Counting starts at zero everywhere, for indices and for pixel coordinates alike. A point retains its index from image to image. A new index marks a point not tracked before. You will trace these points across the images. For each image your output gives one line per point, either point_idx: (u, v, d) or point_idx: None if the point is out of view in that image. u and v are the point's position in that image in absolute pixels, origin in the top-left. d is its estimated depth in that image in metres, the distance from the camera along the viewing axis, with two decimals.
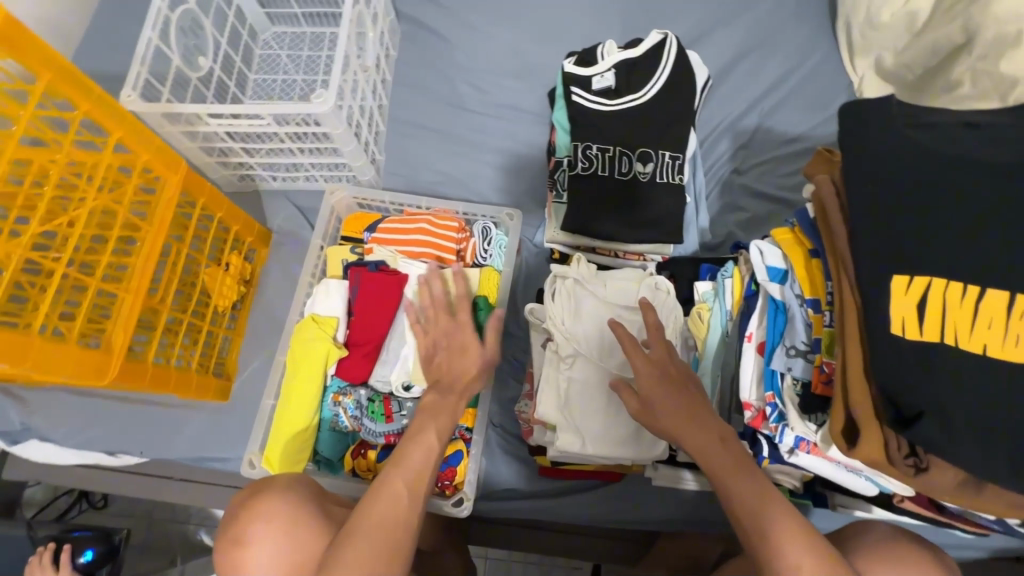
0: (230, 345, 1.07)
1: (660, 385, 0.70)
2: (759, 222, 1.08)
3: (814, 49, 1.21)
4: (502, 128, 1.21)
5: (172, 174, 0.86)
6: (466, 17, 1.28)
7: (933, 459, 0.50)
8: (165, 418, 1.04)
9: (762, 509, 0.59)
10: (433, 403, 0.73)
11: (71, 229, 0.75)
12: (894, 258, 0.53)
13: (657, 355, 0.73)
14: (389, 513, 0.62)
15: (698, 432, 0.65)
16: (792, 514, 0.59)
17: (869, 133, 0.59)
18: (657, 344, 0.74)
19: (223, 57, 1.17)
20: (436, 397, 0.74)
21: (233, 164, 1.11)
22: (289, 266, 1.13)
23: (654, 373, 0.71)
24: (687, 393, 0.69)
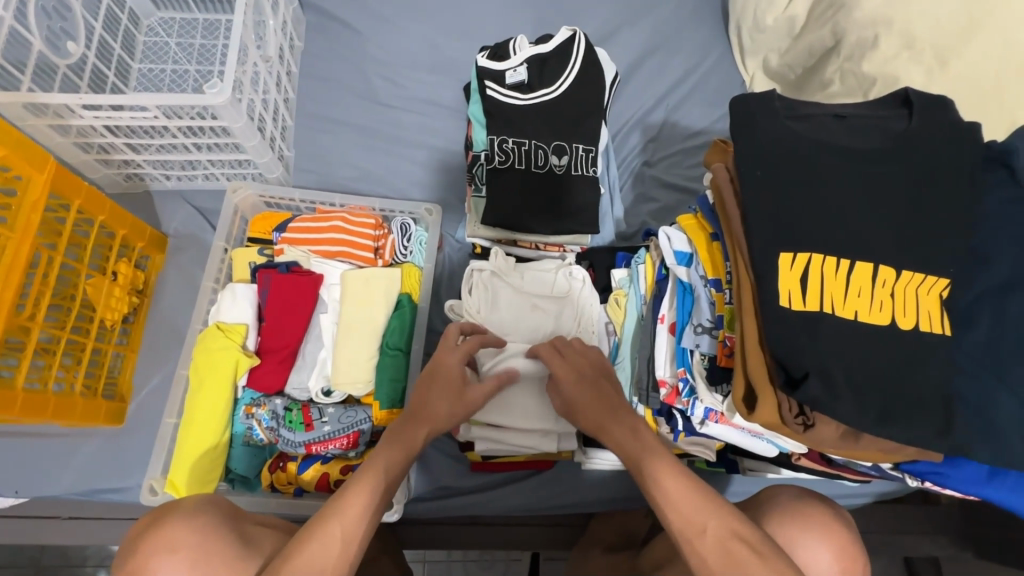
0: (123, 363, 0.97)
1: (581, 385, 0.73)
2: (669, 211, 1.14)
3: (711, 49, 1.30)
4: (418, 123, 1.19)
5: (37, 172, 0.76)
6: (375, 8, 1.25)
7: (818, 415, 0.55)
8: (46, 450, 0.92)
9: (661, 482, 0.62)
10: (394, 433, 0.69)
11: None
12: (780, 236, 0.58)
13: (579, 356, 0.76)
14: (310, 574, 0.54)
15: (619, 422, 0.69)
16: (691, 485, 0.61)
17: (755, 123, 0.64)
18: (573, 346, 0.77)
19: (99, 43, 1.05)
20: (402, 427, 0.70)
21: (117, 163, 1.00)
22: (189, 273, 1.04)
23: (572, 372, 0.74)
24: (607, 387, 0.73)
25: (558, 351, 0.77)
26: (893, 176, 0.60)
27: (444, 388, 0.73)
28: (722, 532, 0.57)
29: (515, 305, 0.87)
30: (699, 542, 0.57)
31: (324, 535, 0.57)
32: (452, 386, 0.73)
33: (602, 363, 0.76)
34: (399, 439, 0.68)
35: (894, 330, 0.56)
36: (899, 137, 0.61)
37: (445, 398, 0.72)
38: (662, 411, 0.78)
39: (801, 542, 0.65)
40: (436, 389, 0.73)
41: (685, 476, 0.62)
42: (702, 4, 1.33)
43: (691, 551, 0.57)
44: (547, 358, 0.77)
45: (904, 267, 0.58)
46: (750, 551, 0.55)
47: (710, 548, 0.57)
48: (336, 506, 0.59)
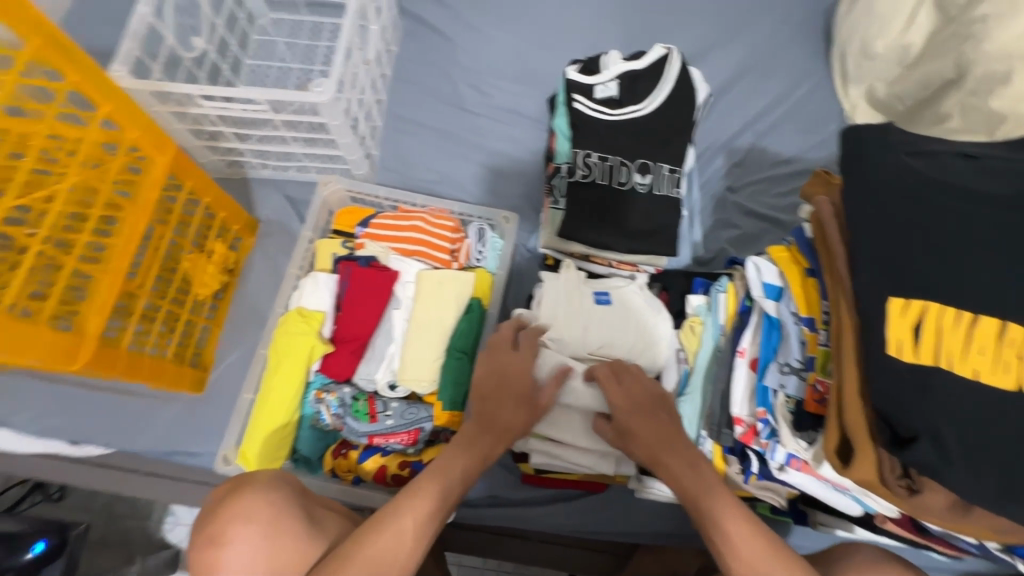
0: (209, 336, 1.04)
1: (635, 414, 0.72)
2: (751, 239, 1.09)
3: (809, 74, 1.24)
4: (500, 131, 1.20)
5: (160, 155, 0.82)
6: (469, 17, 1.28)
7: (927, 482, 0.51)
8: (135, 409, 1.00)
9: (722, 525, 0.60)
10: (472, 434, 0.72)
11: (33, 200, 0.69)
12: (893, 281, 0.54)
13: (633, 381, 0.75)
14: (386, 558, 0.56)
15: (675, 453, 0.68)
16: (760, 535, 0.58)
17: (870, 155, 0.60)
18: (629, 372, 0.76)
19: (219, 40, 1.14)
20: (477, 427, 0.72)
21: (222, 150, 1.08)
22: (275, 257, 1.10)
23: (626, 401, 0.73)
24: (667, 421, 0.72)
25: (615, 376, 0.76)
26: None
27: (514, 392, 0.74)
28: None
29: (591, 323, 0.84)
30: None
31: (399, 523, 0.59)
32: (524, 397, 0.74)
33: (661, 392, 0.75)
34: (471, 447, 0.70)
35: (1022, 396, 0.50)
36: None
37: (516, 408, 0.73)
38: (735, 451, 0.73)
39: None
40: (510, 395, 0.74)
41: (750, 521, 0.59)
42: (802, 27, 1.28)
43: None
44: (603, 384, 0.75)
45: None
46: None
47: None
48: (407, 500, 0.61)
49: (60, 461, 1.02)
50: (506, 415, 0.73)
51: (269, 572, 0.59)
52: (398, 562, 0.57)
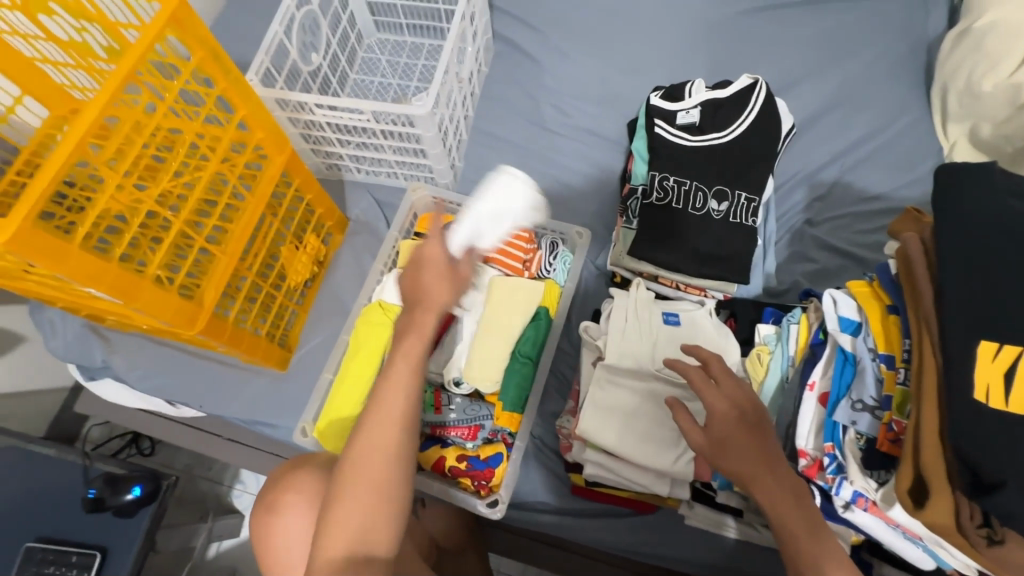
0: (296, 320, 1.14)
1: (737, 425, 0.67)
2: (828, 275, 1.06)
3: (906, 110, 1.19)
4: (578, 150, 1.25)
5: (278, 153, 0.93)
6: (558, 43, 1.34)
7: (1010, 532, 0.49)
8: (227, 378, 1.11)
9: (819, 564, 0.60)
10: (405, 325, 0.72)
11: (175, 187, 0.81)
12: (987, 324, 0.52)
13: (731, 386, 0.71)
14: (371, 466, 0.65)
15: (774, 479, 0.65)
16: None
17: (967, 194, 0.58)
18: (729, 377, 0.72)
19: (331, 55, 1.27)
20: (407, 316, 0.72)
21: (325, 153, 1.20)
22: (360, 254, 1.19)
23: (728, 413, 0.68)
24: (764, 434, 0.68)
25: (712, 380, 0.72)
26: None
27: (433, 274, 0.72)
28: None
29: (658, 342, 0.86)
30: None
31: (372, 429, 0.67)
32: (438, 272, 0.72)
33: (757, 404, 0.70)
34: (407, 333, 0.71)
35: None
36: None
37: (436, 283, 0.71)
38: None
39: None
40: (421, 276, 0.72)
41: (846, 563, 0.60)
42: (900, 62, 1.23)
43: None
44: (700, 387, 0.71)
45: None
46: None
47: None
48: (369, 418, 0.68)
49: (161, 418, 1.16)
50: (433, 295, 0.71)
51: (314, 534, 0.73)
52: (384, 468, 0.65)
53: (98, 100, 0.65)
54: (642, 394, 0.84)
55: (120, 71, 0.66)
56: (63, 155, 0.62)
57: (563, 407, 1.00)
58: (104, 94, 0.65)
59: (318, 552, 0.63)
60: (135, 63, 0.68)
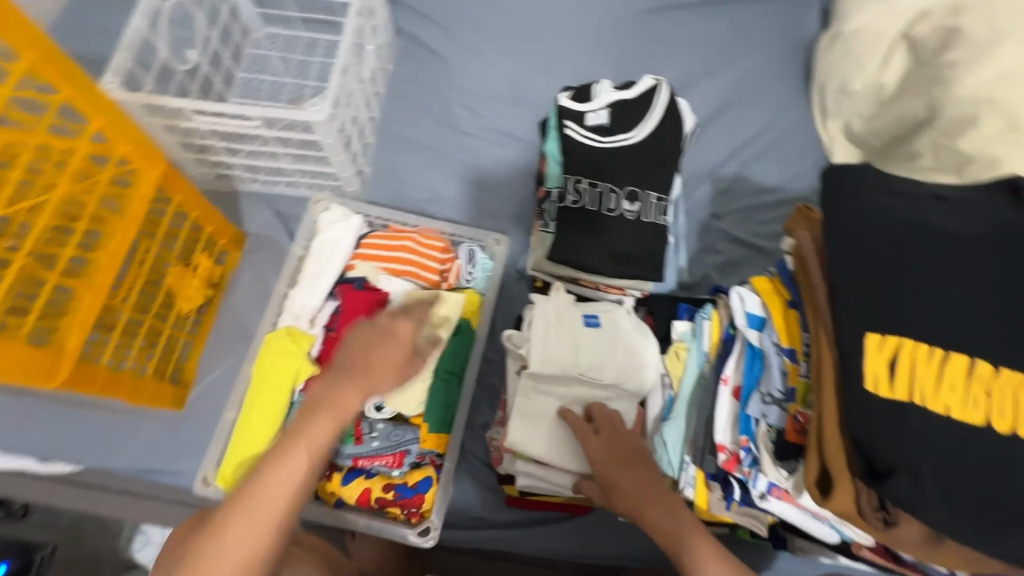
0: (191, 351, 1.02)
1: (612, 465, 0.76)
2: (733, 266, 1.13)
3: (792, 106, 1.28)
4: (492, 152, 1.22)
5: (149, 168, 0.81)
6: (465, 40, 1.30)
7: (901, 514, 0.53)
8: (111, 425, 0.97)
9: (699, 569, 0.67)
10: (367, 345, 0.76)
11: (18, 214, 0.69)
12: (872, 319, 0.56)
13: (608, 426, 0.79)
14: (311, 455, 0.70)
15: (655, 506, 0.73)
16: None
17: (850, 195, 0.62)
18: (606, 420, 0.80)
19: (212, 52, 1.14)
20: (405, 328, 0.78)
21: (211, 162, 1.08)
22: (262, 272, 1.09)
23: (606, 456, 0.77)
24: (641, 463, 0.77)
25: (591, 430, 0.80)
26: (999, 267, 0.57)
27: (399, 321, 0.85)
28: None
29: (581, 345, 0.85)
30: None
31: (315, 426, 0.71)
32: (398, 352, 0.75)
33: (635, 441, 0.79)
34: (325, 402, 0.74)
35: (990, 431, 0.52)
36: (1007, 227, 0.59)
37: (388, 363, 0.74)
38: (716, 477, 0.73)
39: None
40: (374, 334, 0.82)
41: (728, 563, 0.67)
42: (785, 61, 1.33)
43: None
44: (580, 440, 0.79)
45: (1004, 364, 0.55)
46: None
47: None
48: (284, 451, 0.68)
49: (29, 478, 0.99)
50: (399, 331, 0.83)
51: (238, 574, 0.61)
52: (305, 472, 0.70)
53: None
54: (568, 400, 0.84)
55: None
56: None
57: (493, 418, 0.98)
58: None
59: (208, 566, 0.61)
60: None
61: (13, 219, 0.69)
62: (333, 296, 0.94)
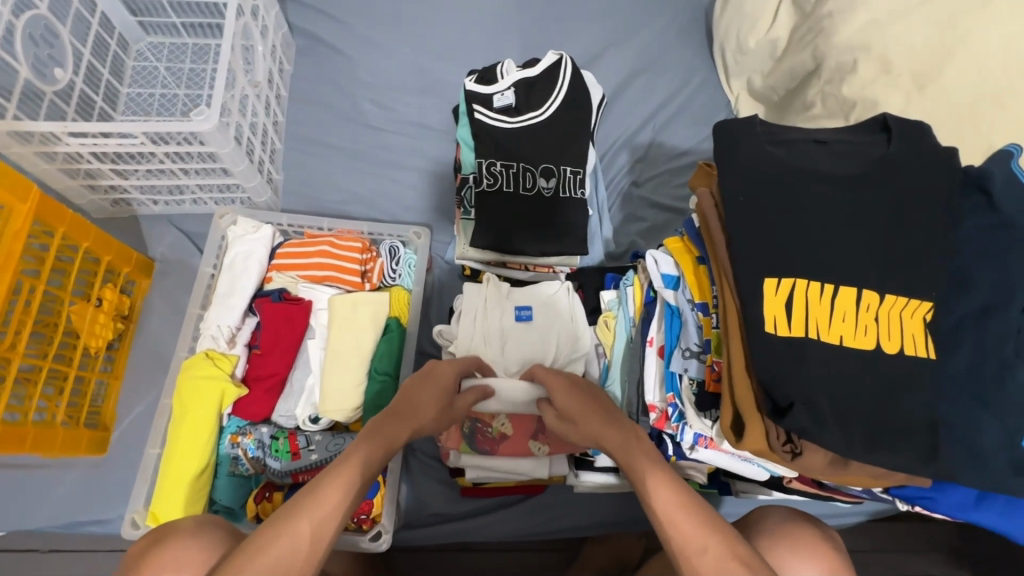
0: (107, 391, 0.95)
1: (572, 398, 0.74)
2: (657, 231, 1.16)
3: (696, 70, 1.32)
4: (408, 144, 1.19)
5: (20, 202, 0.75)
6: (366, 32, 1.26)
7: (806, 443, 0.55)
8: (27, 483, 0.90)
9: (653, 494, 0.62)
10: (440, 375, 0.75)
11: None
12: (765, 264, 0.59)
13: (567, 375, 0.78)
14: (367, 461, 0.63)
15: (614, 430, 0.69)
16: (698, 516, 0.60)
17: (737, 148, 0.65)
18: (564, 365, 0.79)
19: (87, 69, 1.05)
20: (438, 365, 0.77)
21: (103, 188, 1.00)
22: (177, 297, 1.03)
23: (569, 391, 0.74)
24: (599, 399, 0.74)
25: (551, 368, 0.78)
26: (876, 202, 0.61)
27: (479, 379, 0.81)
28: (723, 553, 0.56)
29: (511, 337, 0.86)
30: (698, 560, 0.57)
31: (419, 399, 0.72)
32: (439, 392, 0.73)
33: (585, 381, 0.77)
34: (379, 436, 0.66)
35: (879, 354, 0.56)
36: (878, 162, 0.63)
37: (430, 403, 0.72)
38: (652, 435, 0.76)
39: (790, 567, 0.61)
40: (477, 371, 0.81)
41: (682, 491, 0.62)
42: (686, 26, 1.36)
43: (691, 569, 0.56)
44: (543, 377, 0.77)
45: (887, 290, 0.58)
46: (746, 569, 0.55)
47: (710, 566, 0.56)
48: (266, 531, 0.54)
49: None
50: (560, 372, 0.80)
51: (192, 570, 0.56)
52: (336, 500, 0.58)
53: None
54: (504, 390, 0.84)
55: None
56: None
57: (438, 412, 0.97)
58: None
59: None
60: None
61: None
62: (254, 311, 0.90)
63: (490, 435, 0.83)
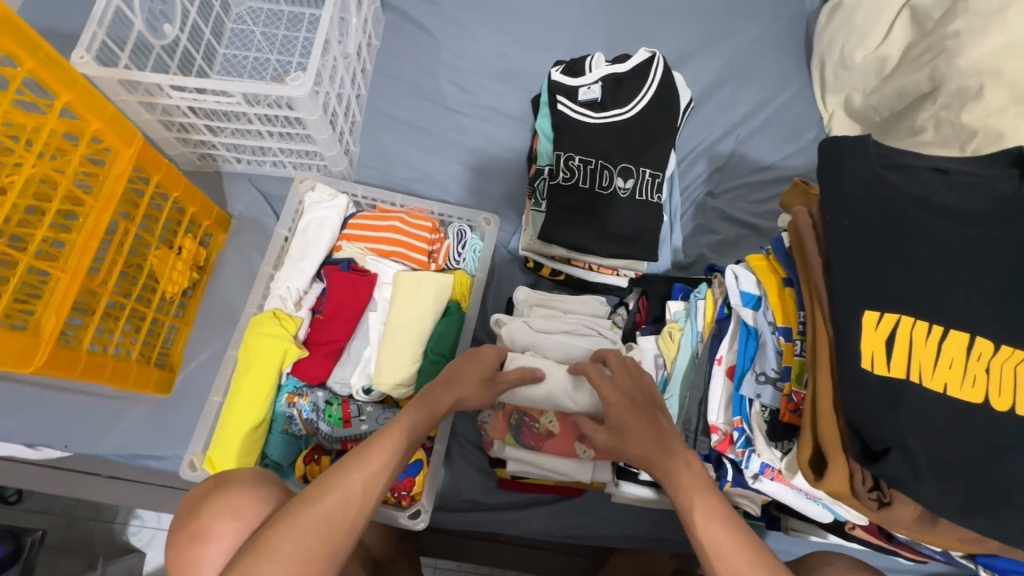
0: (177, 336, 1.00)
1: (630, 411, 0.70)
2: (729, 246, 1.11)
3: (790, 81, 1.25)
4: (483, 130, 1.19)
5: (125, 146, 0.79)
6: (454, 14, 1.26)
7: (897, 494, 0.51)
8: (98, 410, 0.96)
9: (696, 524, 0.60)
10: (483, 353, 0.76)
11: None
12: (869, 295, 0.54)
13: (618, 378, 0.74)
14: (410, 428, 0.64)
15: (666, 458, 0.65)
16: (752, 553, 0.57)
17: (849, 167, 0.60)
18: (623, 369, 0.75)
19: (192, 27, 1.10)
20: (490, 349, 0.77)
21: (193, 142, 1.05)
22: (249, 255, 1.07)
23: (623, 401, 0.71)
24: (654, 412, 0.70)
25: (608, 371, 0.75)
26: (1000, 243, 0.56)
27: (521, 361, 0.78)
28: None
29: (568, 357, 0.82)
30: None
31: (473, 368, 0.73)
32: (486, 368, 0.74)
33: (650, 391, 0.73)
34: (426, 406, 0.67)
35: (987, 409, 0.51)
36: (1008, 200, 0.57)
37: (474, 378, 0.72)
38: (709, 457, 0.73)
39: None
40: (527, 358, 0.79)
41: (735, 524, 0.59)
42: (784, 34, 1.29)
43: None
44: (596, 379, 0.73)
45: (1003, 341, 0.53)
46: None
47: None
48: (319, 484, 0.56)
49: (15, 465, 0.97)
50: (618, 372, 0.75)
51: (244, 522, 0.58)
52: (384, 460, 0.59)
53: None
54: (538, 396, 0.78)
55: None
56: None
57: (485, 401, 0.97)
58: None
59: (237, 525, 0.58)
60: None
61: None
62: (321, 278, 0.93)
63: (536, 430, 0.82)
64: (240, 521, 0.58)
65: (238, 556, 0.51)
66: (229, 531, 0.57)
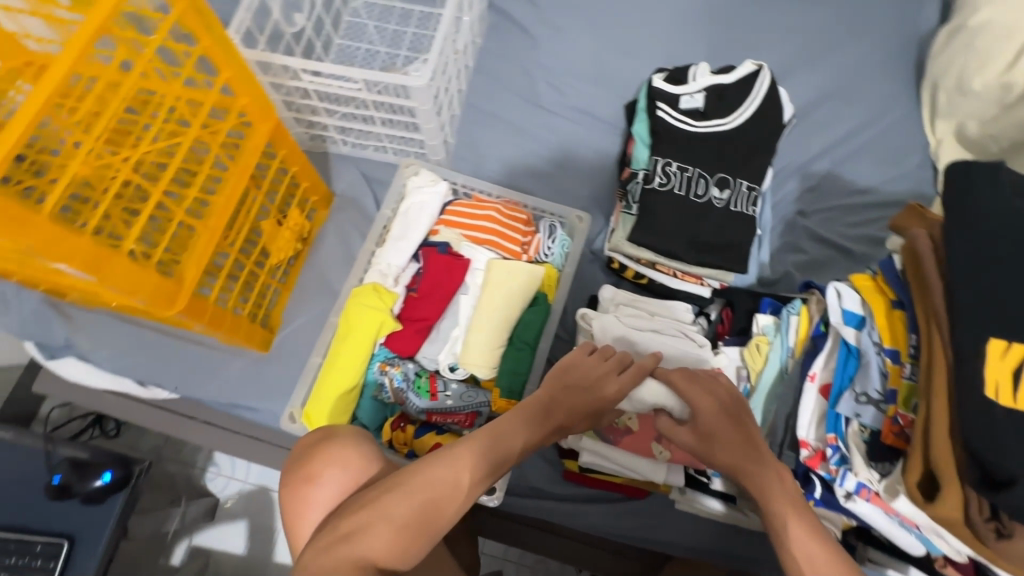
0: (278, 300, 1.09)
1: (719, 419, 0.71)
2: (817, 266, 1.08)
3: (897, 103, 1.21)
4: (574, 131, 1.22)
5: (263, 122, 0.87)
6: (555, 17, 1.30)
7: (1018, 527, 0.52)
8: (204, 359, 1.05)
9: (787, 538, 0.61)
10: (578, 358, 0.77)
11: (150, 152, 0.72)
12: (998, 323, 0.53)
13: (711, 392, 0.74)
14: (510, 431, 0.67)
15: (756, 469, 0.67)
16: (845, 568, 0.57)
17: (981, 192, 0.58)
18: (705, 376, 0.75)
19: (316, 17, 1.18)
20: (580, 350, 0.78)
21: (308, 123, 1.13)
22: (346, 232, 1.14)
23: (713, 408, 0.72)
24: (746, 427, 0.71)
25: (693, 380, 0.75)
26: None
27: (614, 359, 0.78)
28: None
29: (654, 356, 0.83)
30: None
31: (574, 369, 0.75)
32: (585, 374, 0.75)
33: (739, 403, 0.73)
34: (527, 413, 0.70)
35: None
36: None
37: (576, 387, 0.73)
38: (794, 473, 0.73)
39: None
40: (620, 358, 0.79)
41: (826, 539, 0.60)
42: (894, 55, 1.24)
43: None
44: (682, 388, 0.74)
45: None
46: None
47: None
48: (431, 466, 0.60)
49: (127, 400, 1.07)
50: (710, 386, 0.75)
51: (349, 474, 0.63)
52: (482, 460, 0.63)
53: (70, 51, 0.57)
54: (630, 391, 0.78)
55: (93, 22, 0.59)
56: (24, 120, 0.54)
57: None
58: (70, 49, 0.57)
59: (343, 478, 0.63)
60: (108, 14, 0.60)
61: (148, 158, 0.73)
62: (417, 258, 0.98)
63: (615, 425, 0.84)
64: (346, 473, 0.63)
65: (350, 513, 0.58)
66: (337, 482, 0.63)
